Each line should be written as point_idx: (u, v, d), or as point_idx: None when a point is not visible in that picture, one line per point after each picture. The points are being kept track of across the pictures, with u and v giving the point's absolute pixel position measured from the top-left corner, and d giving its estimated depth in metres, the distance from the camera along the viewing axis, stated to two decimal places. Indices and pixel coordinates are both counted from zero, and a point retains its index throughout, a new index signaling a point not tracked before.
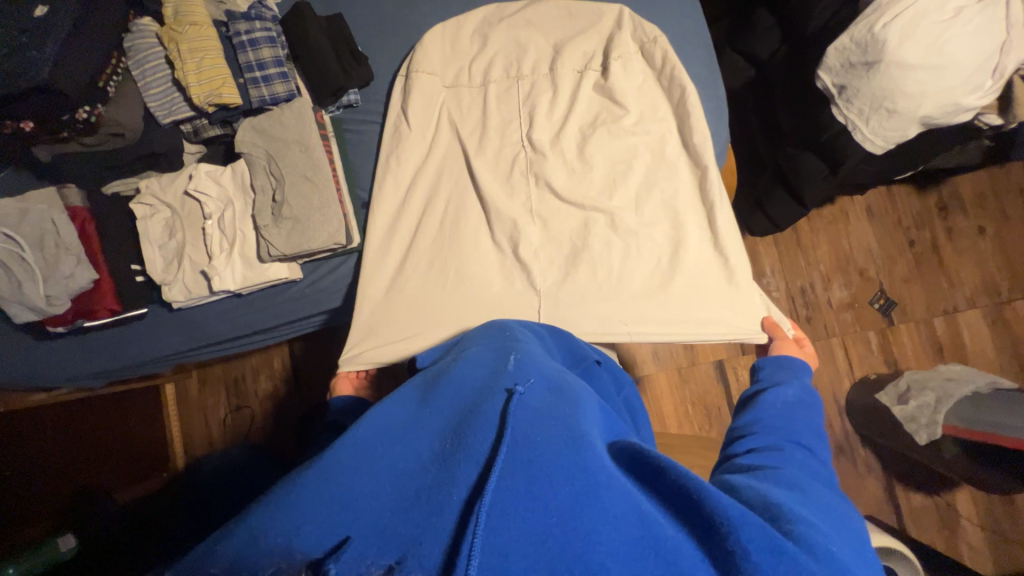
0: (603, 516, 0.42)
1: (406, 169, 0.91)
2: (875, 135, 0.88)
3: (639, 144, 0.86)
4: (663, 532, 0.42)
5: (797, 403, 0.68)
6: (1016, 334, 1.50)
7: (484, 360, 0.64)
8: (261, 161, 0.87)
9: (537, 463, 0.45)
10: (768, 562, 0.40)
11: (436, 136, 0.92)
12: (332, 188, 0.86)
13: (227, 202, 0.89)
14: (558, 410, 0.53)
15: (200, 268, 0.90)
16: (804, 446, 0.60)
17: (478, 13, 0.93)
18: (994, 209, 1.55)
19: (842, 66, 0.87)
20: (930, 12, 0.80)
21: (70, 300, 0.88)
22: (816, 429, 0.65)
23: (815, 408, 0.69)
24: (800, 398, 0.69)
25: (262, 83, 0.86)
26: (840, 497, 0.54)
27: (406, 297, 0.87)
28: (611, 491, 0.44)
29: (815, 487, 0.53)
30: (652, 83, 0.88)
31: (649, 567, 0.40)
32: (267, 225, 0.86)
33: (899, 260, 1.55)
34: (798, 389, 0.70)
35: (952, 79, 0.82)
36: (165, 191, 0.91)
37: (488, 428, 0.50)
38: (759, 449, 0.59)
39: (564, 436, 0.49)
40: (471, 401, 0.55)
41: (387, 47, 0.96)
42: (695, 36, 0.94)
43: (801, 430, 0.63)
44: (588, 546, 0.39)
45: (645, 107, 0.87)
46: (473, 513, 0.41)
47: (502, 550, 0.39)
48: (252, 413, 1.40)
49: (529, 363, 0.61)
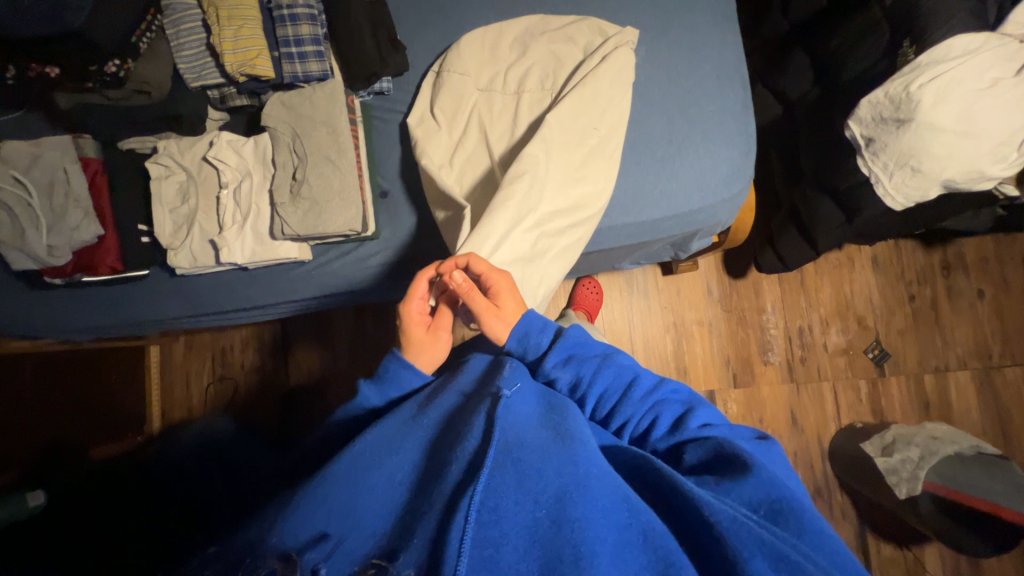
0: (594, 505, 0.44)
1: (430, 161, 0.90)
2: (897, 191, 0.89)
3: (657, 183, 0.90)
4: (651, 519, 0.46)
5: (582, 372, 0.67)
6: (1001, 399, 1.53)
7: (485, 373, 0.67)
8: (286, 137, 0.85)
9: (520, 463, 0.48)
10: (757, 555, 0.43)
11: (463, 135, 0.91)
12: (355, 173, 0.84)
13: (245, 173, 0.88)
14: (543, 422, 0.57)
15: (210, 237, 0.88)
16: (645, 412, 0.65)
17: (521, 20, 0.93)
18: (996, 273, 1.57)
19: (874, 119, 0.88)
20: (968, 79, 0.80)
21: (71, 253, 0.86)
22: (622, 370, 0.67)
23: (582, 353, 0.69)
24: (570, 357, 0.69)
25: (297, 58, 0.84)
26: (704, 409, 0.65)
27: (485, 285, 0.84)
28: (600, 483, 0.47)
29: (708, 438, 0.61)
30: (678, 121, 0.91)
31: (638, 551, 0.43)
32: (283, 203, 0.84)
33: (897, 312, 1.57)
34: (562, 358, 0.68)
35: (980, 146, 0.82)
36: (183, 154, 0.89)
37: (477, 431, 0.53)
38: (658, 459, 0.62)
39: (553, 438, 0.53)
40: (466, 406, 0.60)
41: (425, 39, 0.95)
42: (733, 68, 0.93)
43: (628, 404, 0.65)
44: (579, 531, 0.41)
45: (668, 148, 0.90)
46: (462, 506, 0.44)
47: (493, 542, 0.42)
48: (236, 384, 1.38)
49: (516, 374, 0.64)
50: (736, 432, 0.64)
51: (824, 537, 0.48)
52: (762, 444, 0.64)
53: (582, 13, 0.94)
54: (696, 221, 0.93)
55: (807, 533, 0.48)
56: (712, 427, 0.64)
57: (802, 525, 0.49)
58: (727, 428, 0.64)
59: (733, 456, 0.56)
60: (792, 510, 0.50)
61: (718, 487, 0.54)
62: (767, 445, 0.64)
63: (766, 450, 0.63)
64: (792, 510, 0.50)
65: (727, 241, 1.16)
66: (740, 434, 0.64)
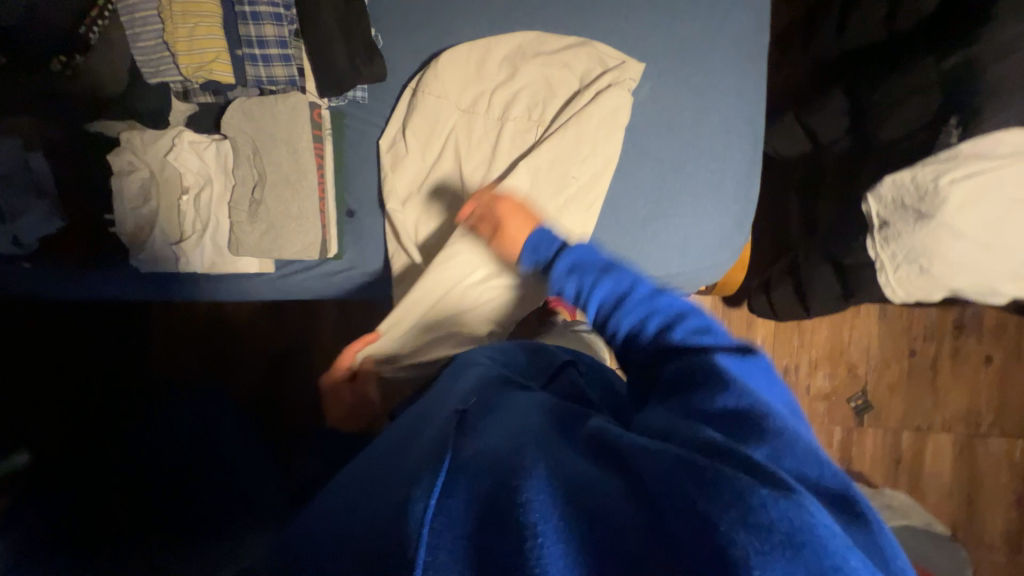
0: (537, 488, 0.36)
1: (399, 186, 0.85)
2: (897, 285, 0.81)
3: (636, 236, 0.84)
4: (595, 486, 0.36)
5: (582, 282, 0.62)
6: (977, 466, 1.49)
7: (459, 373, 0.63)
8: (246, 150, 0.80)
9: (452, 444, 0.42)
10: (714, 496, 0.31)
11: (436, 161, 0.85)
12: (315, 195, 0.81)
13: (205, 179, 0.85)
14: (494, 412, 0.49)
15: (171, 242, 0.86)
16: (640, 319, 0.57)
17: (517, 34, 0.82)
18: (1010, 342, 1.48)
19: (893, 202, 0.78)
20: (1004, 185, 0.72)
21: (37, 242, 0.86)
22: (610, 286, 0.59)
23: (585, 262, 0.63)
24: (575, 266, 0.63)
25: (261, 62, 0.78)
26: (695, 316, 0.55)
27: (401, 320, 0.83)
28: (542, 459, 0.38)
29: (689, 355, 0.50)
30: (670, 174, 0.82)
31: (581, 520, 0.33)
32: (240, 221, 0.82)
33: (893, 366, 1.50)
34: (567, 267, 0.63)
35: (997, 262, 0.74)
36: (146, 150, 0.84)
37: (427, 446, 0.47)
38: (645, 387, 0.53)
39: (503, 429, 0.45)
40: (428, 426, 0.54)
41: (407, 39, 0.85)
42: (742, 121, 0.83)
43: (621, 313, 0.57)
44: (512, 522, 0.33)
45: (655, 204, 0.83)
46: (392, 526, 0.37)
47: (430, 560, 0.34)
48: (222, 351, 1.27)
49: (474, 376, 0.58)
50: (722, 343, 0.51)
51: (800, 454, 0.37)
52: (751, 361, 0.49)
53: (586, 30, 0.83)
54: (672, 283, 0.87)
55: (780, 452, 0.37)
56: (699, 335, 0.52)
57: (772, 440, 0.38)
58: (714, 338, 0.52)
59: (703, 379, 0.46)
60: (760, 420, 0.40)
61: (682, 407, 0.44)
62: (757, 359, 0.49)
63: (760, 365, 0.49)
64: (757, 420, 0.40)
65: (716, 289, 1.09)
66: (728, 344, 0.51)
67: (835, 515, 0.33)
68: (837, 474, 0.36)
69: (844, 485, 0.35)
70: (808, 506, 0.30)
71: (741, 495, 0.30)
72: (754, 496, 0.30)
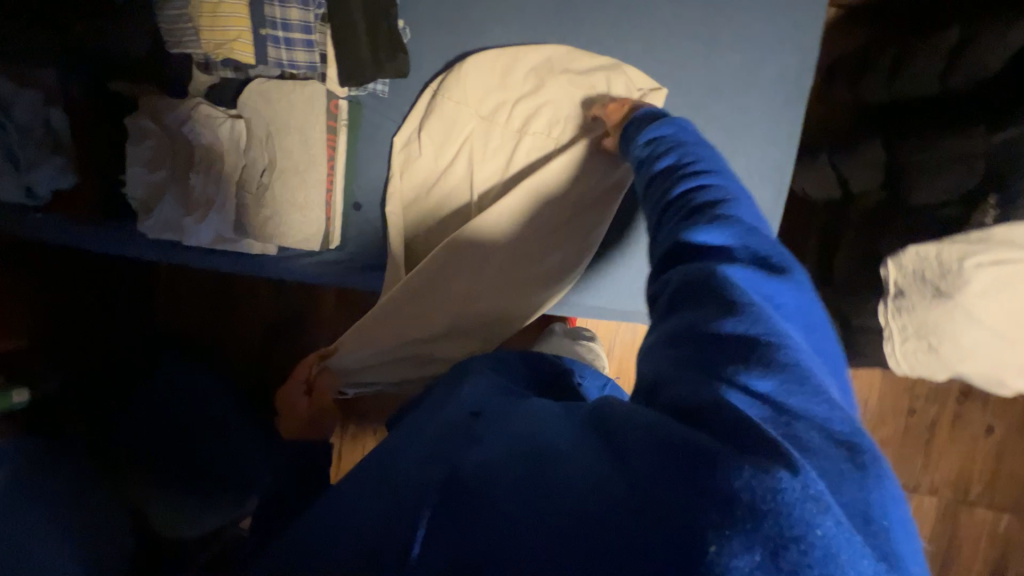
0: (505, 478, 0.37)
1: (409, 187, 0.85)
2: (902, 359, 0.81)
3: (633, 268, 0.86)
4: (569, 465, 0.36)
5: (657, 150, 0.57)
6: (957, 534, 1.47)
7: (454, 387, 0.61)
8: (259, 133, 0.81)
9: (448, 451, 0.43)
10: (681, 471, 0.31)
11: (448, 166, 0.84)
12: (325, 184, 0.83)
13: (214, 155, 0.81)
14: (485, 411, 0.50)
15: (178, 213, 0.86)
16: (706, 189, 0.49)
17: (546, 46, 0.80)
18: (1016, 415, 1.43)
19: (913, 274, 0.76)
20: None
21: (51, 197, 0.87)
22: (660, 172, 0.54)
23: (668, 136, 0.57)
24: (652, 141, 0.59)
25: (283, 44, 0.78)
26: (739, 206, 0.47)
27: (368, 325, 0.81)
28: (521, 450, 0.39)
29: (706, 258, 0.44)
30: None
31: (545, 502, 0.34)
32: (247, 203, 0.83)
33: (889, 422, 1.46)
34: (647, 140, 0.59)
35: (1007, 353, 0.74)
36: (164, 117, 0.83)
37: (417, 442, 0.49)
38: (685, 247, 0.46)
39: (489, 427, 0.45)
40: (426, 419, 0.54)
41: (434, 36, 0.83)
42: (764, 168, 0.81)
43: (689, 179, 0.51)
44: (479, 513, 0.35)
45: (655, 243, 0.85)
46: (372, 517, 0.41)
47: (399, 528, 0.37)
48: (214, 320, 1.30)
49: (480, 383, 0.57)
50: (757, 248, 0.44)
51: (812, 396, 0.34)
52: (779, 279, 0.42)
53: (619, 51, 0.81)
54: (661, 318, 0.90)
55: (789, 387, 0.34)
56: (727, 232, 0.45)
57: (785, 373, 0.34)
58: (752, 238, 0.45)
59: (714, 289, 0.41)
60: (771, 348, 0.36)
61: (693, 313, 0.41)
62: (791, 278, 0.43)
63: (791, 282, 0.42)
64: (768, 346, 0.36)
65: None
66: (761, 253, 0.44)
67: (835, 458, 0.31)
68: (847, 420, 0.33)
69: (857, 439, 0.32)
70: (798, 493, 0.27)
71: (722, 481, 0.29)
72: (732, 491, 0.29)
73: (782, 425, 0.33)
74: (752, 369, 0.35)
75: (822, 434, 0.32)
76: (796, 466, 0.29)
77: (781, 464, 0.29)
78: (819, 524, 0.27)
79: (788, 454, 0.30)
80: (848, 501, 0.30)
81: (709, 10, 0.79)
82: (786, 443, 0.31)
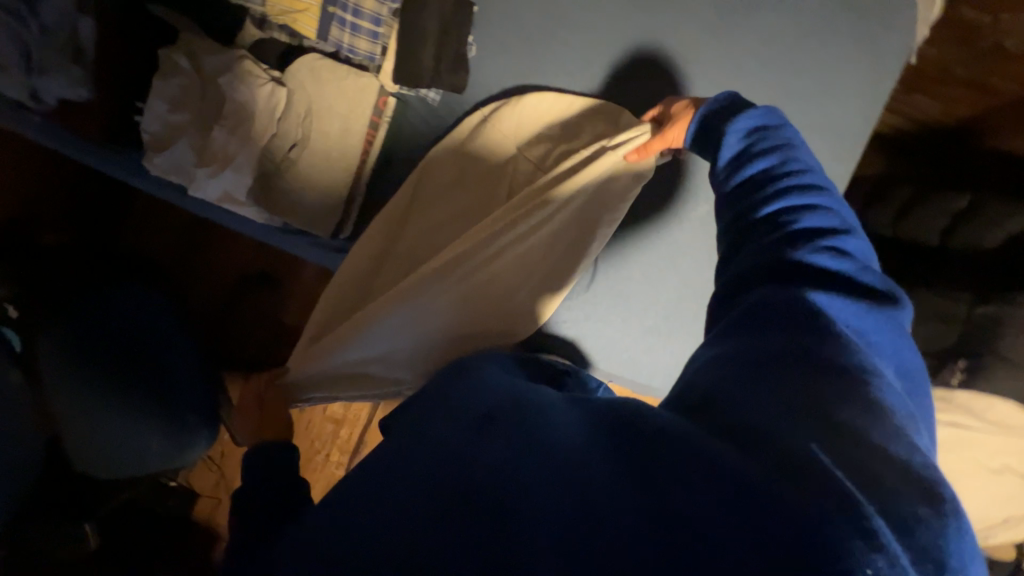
0: (551, 491, 0.39)
1: (433, 191, 0.84)
2: None
3: (629, 334, 0.88)
4: (607, 489, 0.38)
5: (751, 150, 0.57)
6: None
7: (461, 375, 0.60)
8: (298, 109, 0.80)
9: (476, 437, 0.45)
10: (724, 510, 0.34)
11: (473, 182, 0.83)
12: (348, 182, 0.82)
13: (245, 116, 0.78)
14: (507, 402, 0.49)
15: (188, 160, 0.81)
16: (807, 213, 0.51)
17: (601, 106, 0.82)
18: None
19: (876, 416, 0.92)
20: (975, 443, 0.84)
21: (53, 103, 0.79)
22: (765, 175, 0.55)
23: (766, 137, 0.57)
24: (757, 133, 0.58)
25: (349, 28, 0.79)
26: (854, 241, 0.50)
27: (341, 331, 0.78)
28: (560, 465, 0.40)
29: (807, 278, 0.48)
30: (677, 295, 0.88)
31: (582, 524, 0.36)
32: (269, 172, 0.82)
33: None
34: (746, 131, 0.58)
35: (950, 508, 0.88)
36: (204, 59, 0.80)
37: (433, 436, 0.47)
38: (781, 267, 0.49)
39: (518, 425, 0.45)
40: (449, 402, 0.53)
41: (502, 61, 0.84)
42: None
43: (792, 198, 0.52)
44: (522, 523, 0.37)
45: (653, 317, 0.88)
46: (389, 521, 0.40)
47: (433, 541, 0.38)
48: (191, 263, 1.24)
49: (490, 378, 0.57)
50: (866, 281, 0.48)
51: (896, 438, 0.37)
52: (880, 315, 0.46)
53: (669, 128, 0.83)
54: (642, 387, 0.92)
55: (872, 423, 0.37)
56: (840, 261, 0.48)
57: (870, 414, 0.38)
58: (861, 271, 0.48)
59: (814, 312, 0.44)
60: (868, 386, 0.40)
61: (785, 329, 0.44)
62: (896, 316, 0.46)
63: (893, 321, 0.46)
64: (863, 384, 0.40)
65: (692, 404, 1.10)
66: (868, 287, 0.47)
67: (916, 502, 0.33)
68: (929, 467, 0.36)
69: (939, 484, 0.35)
70: (856, 538, 0.31)
71: (782, 523, 0.32)
72: (791, 532, 0.32)
73: (859, 467, 0.35)
74: (838, 406, 0.39)
75: (904, 471, 0.35)
76: (870, 522, 0.32)
77: (845, 519, 0.32)
78: (870, 564, 0.30)
79: (859, 504, 0.33)
80: (922, 544, 0.32)
81: None
82: (853, 489, 0.34)
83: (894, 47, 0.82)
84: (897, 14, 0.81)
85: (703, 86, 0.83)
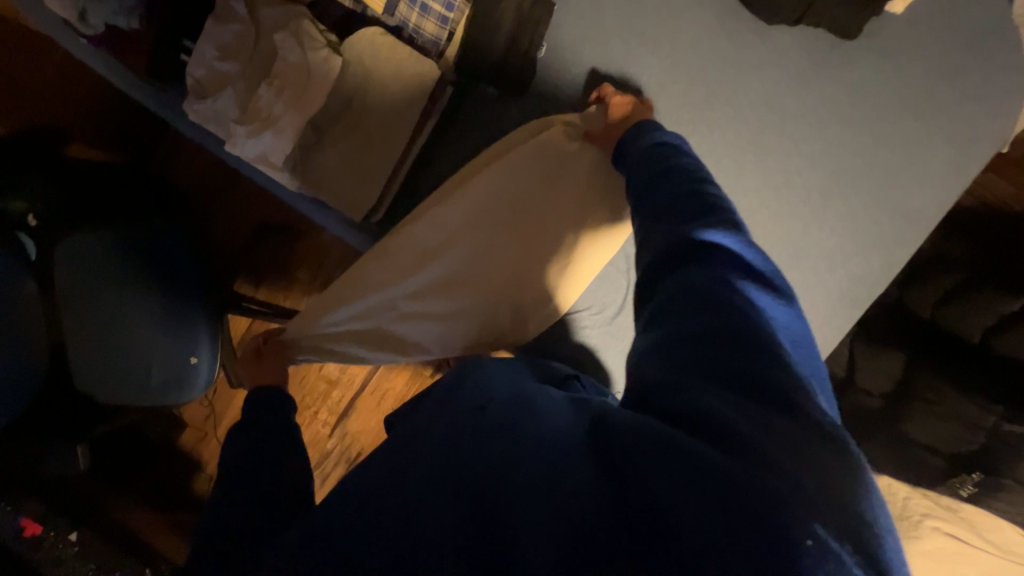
0: (528, 468, 0.40)
1: (483, 186, 0.79)
2: None
3: None
4: (583, 473, 0.38)
5: (665, 151, 0.62)
6: None
7: (470, 374, 0.57)
8: (353, 81, 0.77)
9: (473, 429, 0.45)
10: (691, 496, 0.34)
11: (522, 170, 0.78)
12: (388, 167, 0.79)
13: (298, 80, 0.75)
14: (510, 404, 0.48)
15: (229, 112, 0.77)
16: (711, 201, 0.52)
17: None
18: None
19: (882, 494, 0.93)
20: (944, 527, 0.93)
21: (102, 31, 0.76)
22: (667, 169, 0.58)
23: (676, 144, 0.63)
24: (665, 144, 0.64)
25: (419, 7, 0.76)
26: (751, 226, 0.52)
27: (340, 300, 0.82)
28: (539, 447, 0.41)
29: (712, 257, 0.47)
30: None
31: (561, 502, 0.37)
32: (310, 141, 0.78)
33: None
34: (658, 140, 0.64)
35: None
36: (261, 11, 0.76)
37: (437, 426, 0.48)
38: (685, 259, 0.49)
39: (514, 425, 0.44)
40: (454, 402, 0.52)
41: (567, 73, 0.81)
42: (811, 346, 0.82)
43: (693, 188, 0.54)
44: (509, 501, 0.38)
45: None
46: (394, 505, 0.40)
47: (426, 518, 0.39)
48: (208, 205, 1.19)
49: (501, 376, 0.56)
50: (754, 262, 0.48)
51: (807, 401, 0.39)
52: (773, 296, 0.46)
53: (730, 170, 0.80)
54: None
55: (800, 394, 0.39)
56: (734, 240, 0.49)
57: (797, 390, 0.39)
58: (749, 251, 0.49)
59: (723, 293, 0.44)
60: (769, 355, 0.41)
61: (693, 317, 0.44)
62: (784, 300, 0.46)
63: (784, 301, 0.46)
64: (766, 356, 0.41)
65: None
66: (753, 263, 0.47)
67: (824, 450, 0.37)
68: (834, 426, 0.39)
69: (844, 442, 0.38)
70: (802, 532, 0.32)
71: (743, 514, 0.33)
72: (749, 510, 0.33)
73: (793, 447, 0.36)
74: (762, 375, 0.40)
75: (822, 434, 0.37)
76: (808, 495, 0.34)
77: (793, 493, 0.34)
78: (809, 532, 0.32)
79: (803, 485, 0.35)
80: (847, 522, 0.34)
81: (827, 177, 0.79)
82: (781, 463, 0.35)
83: (982, 136, 0.78)
84: (991, 95, 0.77)
85: (772, 133, 0.79)
